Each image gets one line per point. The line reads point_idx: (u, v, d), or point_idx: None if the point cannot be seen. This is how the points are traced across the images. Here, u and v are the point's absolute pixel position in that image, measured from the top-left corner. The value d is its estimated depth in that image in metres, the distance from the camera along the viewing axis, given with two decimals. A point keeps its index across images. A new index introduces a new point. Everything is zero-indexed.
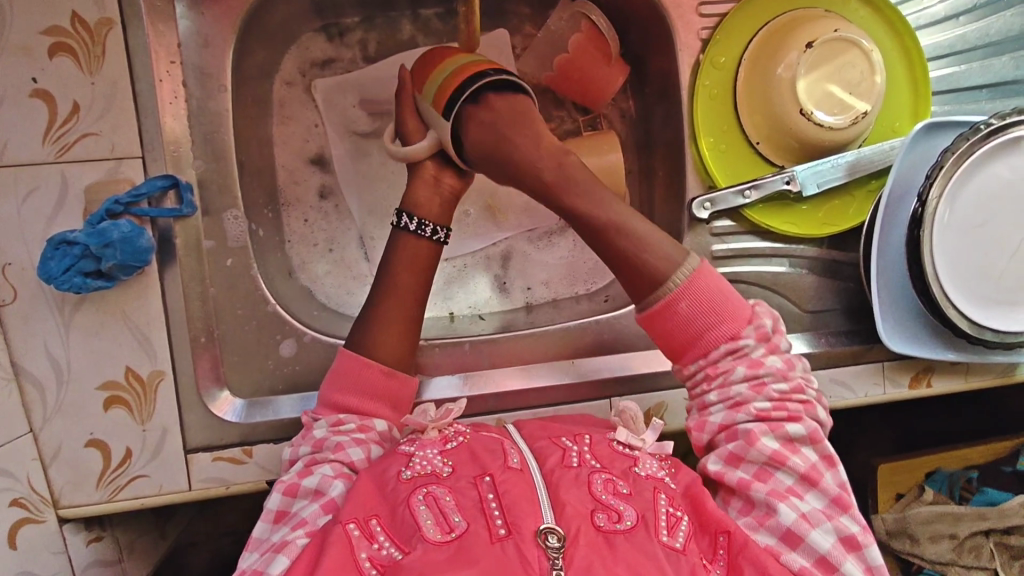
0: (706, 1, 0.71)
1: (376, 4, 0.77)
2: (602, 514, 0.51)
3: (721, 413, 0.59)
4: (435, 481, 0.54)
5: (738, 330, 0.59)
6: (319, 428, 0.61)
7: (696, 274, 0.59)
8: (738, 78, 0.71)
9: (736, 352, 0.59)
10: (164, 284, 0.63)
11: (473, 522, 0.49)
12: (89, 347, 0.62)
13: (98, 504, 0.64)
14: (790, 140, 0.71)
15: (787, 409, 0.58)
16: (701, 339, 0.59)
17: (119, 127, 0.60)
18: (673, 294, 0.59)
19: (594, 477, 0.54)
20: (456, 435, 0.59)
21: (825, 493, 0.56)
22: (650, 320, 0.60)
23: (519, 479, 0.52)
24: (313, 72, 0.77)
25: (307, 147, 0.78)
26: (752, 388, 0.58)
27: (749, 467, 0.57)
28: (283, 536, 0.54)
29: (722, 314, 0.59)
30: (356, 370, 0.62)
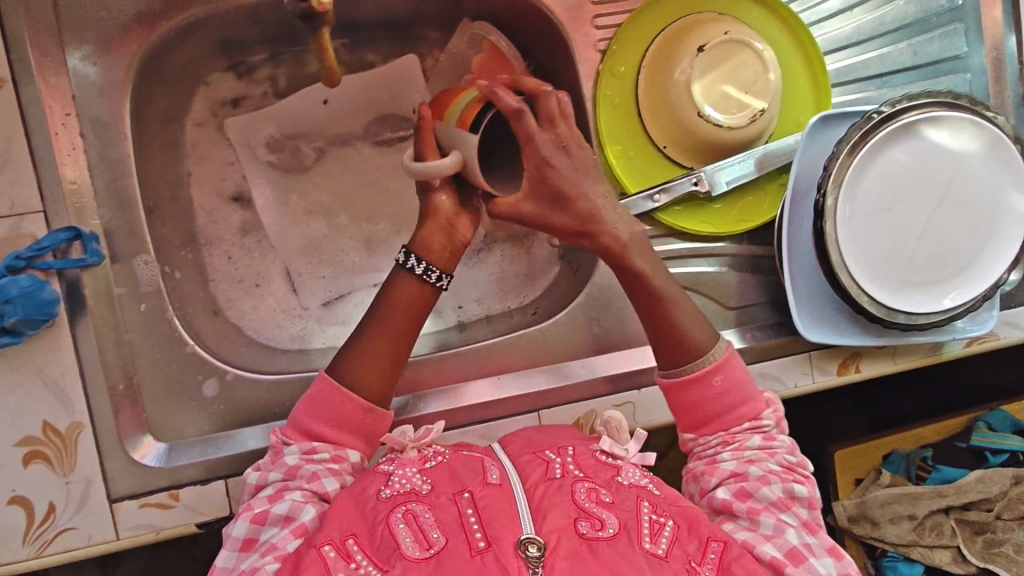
0: (600, 14, 0.72)
1: (280, 40, 0.78)
2: (584, 522, 0.52)
3: (757, 452, 0.63)
4: (414, 497, 0.55)
5: (758, 411, 0.65)
6: (290, 454, 0.60)
7: (728, 357, 0.65)
8: (638, 86, 0.73)
9: (755, 427, 0.64)
10: (75, 336, 0.62)
11: (451, 538, 0.50)
12: (3, 405, 0.62)
13: (25, 562, 0.63)
14: (694, 142, 0.72)
15: (795, 473, 0.63)
16: (730, 411, 0.64)
17: (17, 183, 0.60)
18: (710, 367, 0.65)
19: (576, 487, 0.55)
20: (435, 455, 0.61)
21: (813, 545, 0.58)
22: (677, 386, 0.65)
23: (500, 494, 0.54)
24: (223, 111, 0.78)
25: (225, 186, 0.79)
26: (762, 447, 0.63)
27: (758, 501, 0.59)
28: (254, 563, 0.54)
29: (746, 393, 0.65)
30: (334, 399, 0.62)
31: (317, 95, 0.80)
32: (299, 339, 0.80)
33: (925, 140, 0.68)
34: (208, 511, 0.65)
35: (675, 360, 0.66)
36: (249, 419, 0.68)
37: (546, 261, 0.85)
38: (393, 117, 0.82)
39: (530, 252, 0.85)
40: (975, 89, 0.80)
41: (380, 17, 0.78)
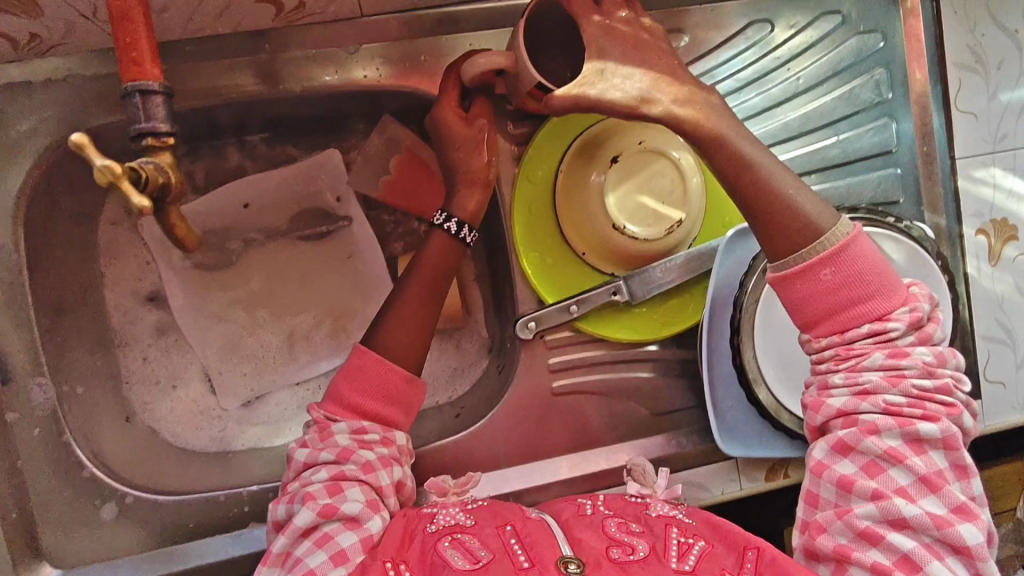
0: (517, 118, 0.71)
1: (197, 137, 0.76)
2: (616, 549, 0.55)
3: (876, 378, 0.55)
4: (460, 530, 0.57)
5: (886, 310, 0.56)
6: (341, 433, 0.59)
7: (847, 246, 0.56)
8: (555, 191, 0.71)
9: (878, 335, 0.56)
10: None
11: (497, 556, 0.54)
12: None
13: None
14: (612, 251, 0.70)
15: (924, 408, 0.55)
16: (845, 309, 0.56)
17: None
18: (837, 248, 0.57)
19: (607, 522, 0.59)
20: (475, 499, 0.64)
21: (943, 498, 0.54)
22: (787, 281, 0.58)
23: (537, 526, 0.58)
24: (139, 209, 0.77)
25: (141, 286, 0.77)
26: (885, 375, 0.55)
27: (858, 459, 0.55)
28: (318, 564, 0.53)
29: (877, 284, 0.56)
30: (375, 372, 0.61)
31: (238, 192, 0.78)
32: (217, 441, 0.78)
33: None
34: None
35: (780, 253, 0.58)
36: (152, 543, 0.67)
37: (474, 354, 0.84)
38: (315, 211, 0.81)
39: (460, 346, 0.84)
40: (906, 186, 0.80)
41: (297, 116, 0.76)
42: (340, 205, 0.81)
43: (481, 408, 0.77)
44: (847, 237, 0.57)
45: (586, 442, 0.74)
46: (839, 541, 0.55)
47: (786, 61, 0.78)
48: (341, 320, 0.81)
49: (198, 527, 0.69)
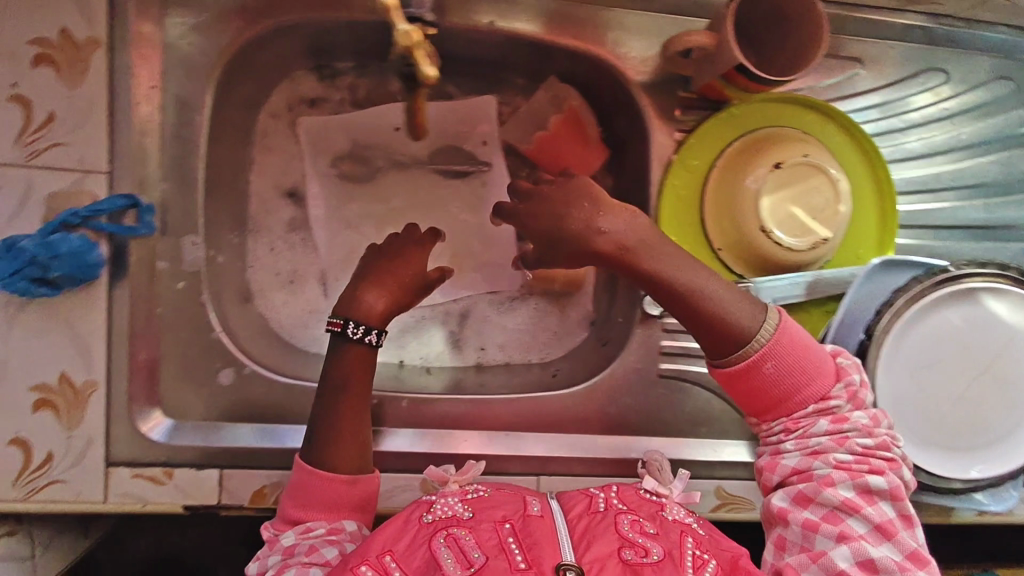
0: (687, 106, 0.73)
1: (369, 54, 0.78)
2: (628, 550, 0.53)
3: (825, 441, 0.57)
4: (456, 524, 0.56)
5: (825, 390, 0.58)
6: (287, 536, 0.58)
7: (781, 334, 0.57)
8: (707, 184, 0.72)
9: (821, 411, 0.58)
10: (110, 299, 0.64)
11: (492, 557, 0.51)
12: (30, 349, 0.64)
13: (14, 502, 0.65)
14: (749, 253, 0.71)
15: (870, 463, 0.56)
16: (791, 398, 0.58)
17: (89, 141, 0.62)
18: (765, 345, 0.57)
19: (620, 519, 0.57)
20: (476, 489, 0.62)
21: (900, 545, 0.53)
22: (732, 376, 0.59)
23: (540, 524, 0.55)
24: (300, 108, 0.79)
25: (284, 180, 0.80)
26: (833, 438, 0.57)
27: (818, 509, 0.55)
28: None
29: (813, 371, 0.58)
30: (312, 484, 0.60)
31: (393, 115, 0.80)
32: (319, 341, 0.80)
33: (983, 308, 0.67)
34: (196, 496, 0.67)
35: (723, 351, 0.58)
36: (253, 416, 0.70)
37: (574, 325, 0.85)
38: (460, 149, 0.82)
39: (562, 312, 0.85)
40: None
41: (468, 55, 0.78)
42: (484, 149, 0.82)
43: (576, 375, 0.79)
44: (776, 323, 0.59)
45: (677, 430, 0.76)
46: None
47: (954, 115, 0.79)
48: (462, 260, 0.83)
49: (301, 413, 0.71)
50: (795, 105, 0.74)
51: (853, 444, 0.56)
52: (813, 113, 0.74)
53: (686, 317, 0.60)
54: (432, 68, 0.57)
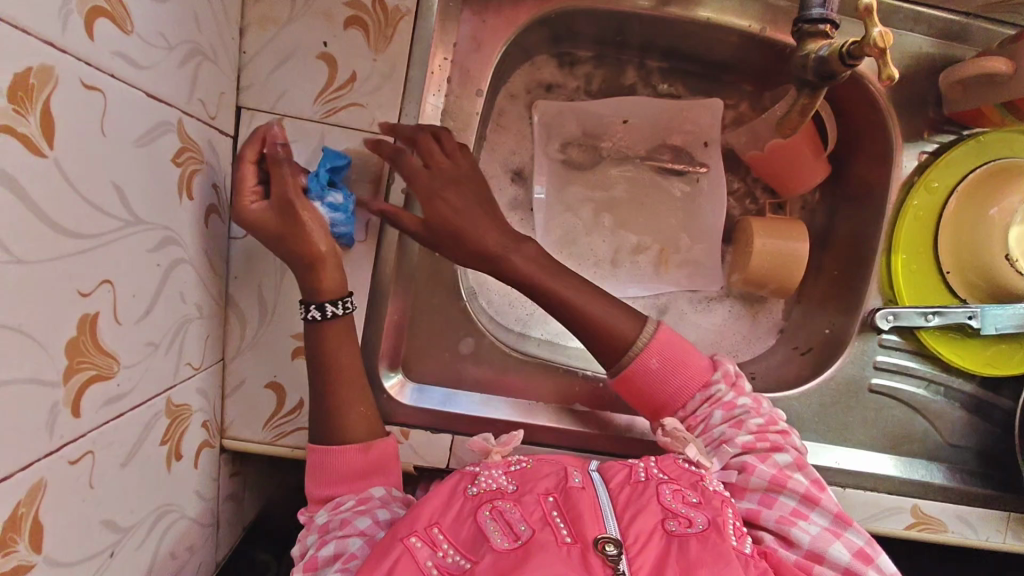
0: (936, 128, 0.74)
1: (611, 45, 0.81)
2: (672, 521, 0.52)
3: (724, 429, 0.63)
4: (501, 497, 0.55)
5: (705, 378, 0.66)
6: (320, 514, 0.58)
7: (655, 336, 0.64)
8: (946, 206, 0.74)
9: (710, 399, 0.65)
10: (379, 257, 0.66)
11: (538, 530, 0.50)
12: (297, 297, 0.65)
13: (261, 444, 0.66)
14: (982, 278, 0.73)
15: (768, 439, 0.62)
16: (681, 394, 0.65)
17: (383, 105, 0.64)
18: (644, 350, 0.64)
19: (662, 489, 0.56)
20: (520, 461, 0.61)
21: (826, 510, 0.58)
22: (624, 382, 0.65)
23: (583, 496, 0.54)
24: (536, 92, 0.82)
25: (512, 159, 0.82)
26: (731, 424, 0.63)
27: (754, 495, 0.60)
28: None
29: (692, 366, 0.65)
30: (327, 460, 0.59)
31: (624, 106, 0.82)
32: (521, 322, 0.81)
33: None
34: (428, 458, 0.67)
35: (614, 362, 0.65)
36: (483, 386, 0.72)
37: (767, 330, 0.86)
38: (678, 148, 0.84)
39: (756, 318, 0.86)
40: None
41: (705, 57, 0.81)
42: (705, 150, 0.84)
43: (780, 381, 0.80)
44: (654, 328, 0.65)
45: (878, 447, 0.77)
46: (831, 574, 0.55)
47: None
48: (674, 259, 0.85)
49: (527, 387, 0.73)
50: None
51: (749, 428, 0.62)
52: None
53: (596, 341, 0.64)
54: (895, 67, 0.50)
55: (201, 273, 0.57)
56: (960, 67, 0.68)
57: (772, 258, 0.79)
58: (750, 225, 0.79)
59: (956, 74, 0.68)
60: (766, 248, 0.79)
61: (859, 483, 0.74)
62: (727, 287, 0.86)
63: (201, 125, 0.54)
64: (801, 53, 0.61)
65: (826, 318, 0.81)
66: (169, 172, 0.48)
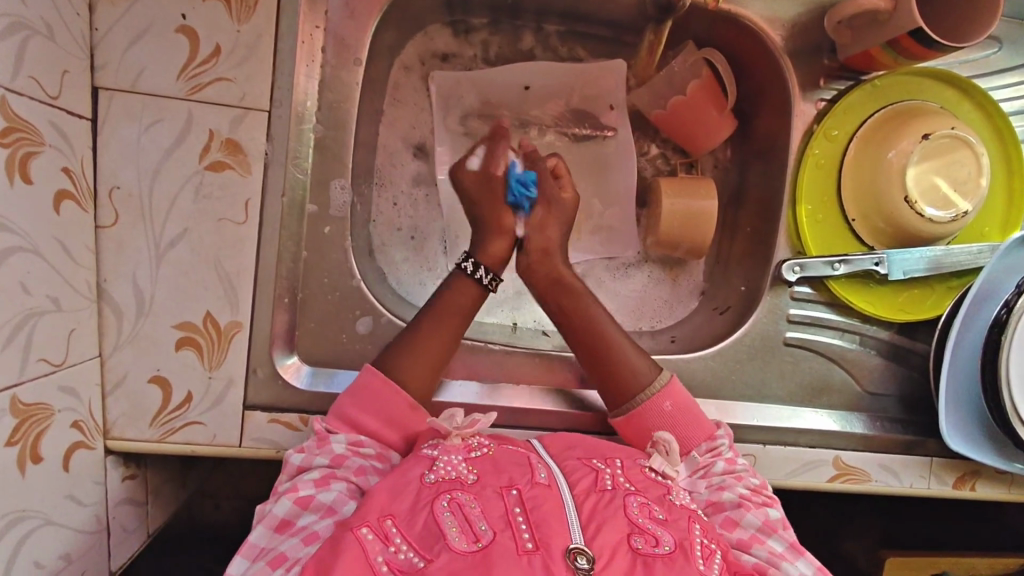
0: (832, 75, 0.73)
1: (505, 11, 0.79)
2: (638, 537, 0.50)
3: (724, 477, 0.63)
4: (460, 487, 0.53)
5: (711, 430, 0.67)
6: (338, 441, 0.60)
7: (671, 383, 0.68)
8: (847, 154, 0.73)
9: (712, 448, 0.66)
10: (261, 239, 0.63)
11: (500, 533, 0.49)
12: (174, 285, 0.62)
13: (148, 442, 0.63)
14: (886, 224, 0.73)
15: (763, 495, 0.62)
16: (685, 440, 0.66)
17: (251, 78, 0.61)
18: (656, 395, 0.67)
19: (629, 500, 0.54)
20: (479, 446, 0.59)
21: (810, 560, 0.57)
22: (630, 423, 0.67)
23: (550, 496, 0.52)
24: (431, 63, 0.80)
25: (412, 134, 0.80)
26: (731, 474, 0.63)
27: (743, 530, 0.58)
28: (289, 547, 0.52)
29: (698, 416, 0.67)
30: (381, 394, 0.62)
31: (522, 73, 0.80)
32: None
33: None
34: None
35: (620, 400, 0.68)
36: None
37: (685, 291, 0.85)
38: (582, 113, 0.82)
39: (675, 281, 0.85)
40: None
41: (602, 18, 0.79)
42: (611, 114, 0.82)
43: (699, 341, 0.79)
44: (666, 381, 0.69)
45: (798, 401, 0.76)
46: None
47: None
48: (589, 228, 0.83)
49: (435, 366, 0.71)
50: (934, 80, 0.74)
51: (746, 483, 0.62)
52: (950, 89, 0.75)
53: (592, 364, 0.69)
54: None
55: (54, 265, 0.53)
56: (841, 8, 0.67)
57: (681, 219, 0.78)
58: (659, 186, 0.78)
59: (840, 15, 0.67)
60: (673, 208, 0.78)
61: (778, 438, 0.73)
62: (644, 252, 0.85)
63: (37, 104, 0.51)
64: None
65: (741, 275, 0.80)
66: None
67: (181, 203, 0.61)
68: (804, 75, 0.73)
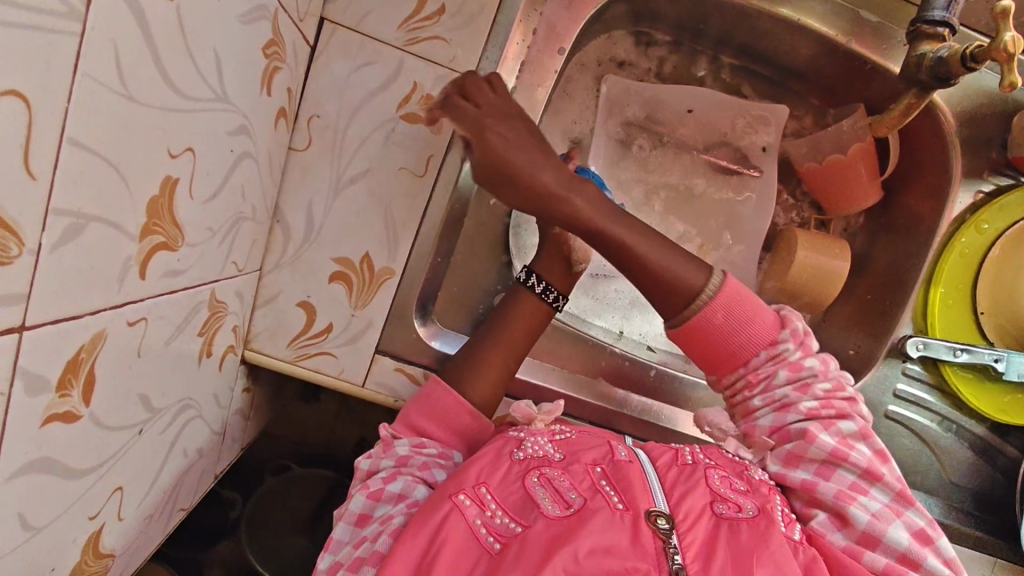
0: (996, 169, 0.75)
1: (689, 32, 0.81)
2: (721, 505, 0.53)
3: (787, 391, 0.60)
4: (548, 464, 0.55)
5: (774, 332, 0.61)
6: (401, 445, 0.62)
7: (727, 287, 0.60)
8: (993, 249, 0.75)
9: (792, 374, 0.60)
10: (433, 196, 0.65)
11: (590, 498, 0.51)
12: (344, 220, 0.64)
13: (282, 361, 0.65)
14: (1014, 325, 0.74)
15: (834, 404, 0.60)
16: (737, 353, 0.61)
17: (466, 43, 0.63)
18: (707, 304, 0.59)
19: (711, 474, 0.56)
20: (563, 431, 0.62)
21: (887, 488, 0.57)
22: (685, 333, 0.60)
23: (631, 468, 0.54)
24: (607, 65, 0.81)
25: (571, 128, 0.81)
26: (794, 387, 0.60)
27: (810, 466, 0.58)
28: (372, 532, 0.55)
29: (757, 316, 0.61)
30: (441, 401, 0.64)
31: (689, 95, 0.81)
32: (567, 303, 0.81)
33: None
34: None
35: (669, 312, 0.61)
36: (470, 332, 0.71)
37: None
38: (733, 145, 0.84)
39: None
40: None
41: (779, 61, 0.81)
42: (761, 155, 0.83)
43: None
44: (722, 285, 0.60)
45: None
46: (887, 558, 0.54)
47: None
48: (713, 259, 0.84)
49: None
50: None
51: (837, 388, 0.61)
52: None
53: (641, 280, 0.60)
54: (1019, 77, 0.57)
55: (261, 176, 0.56)
56: None
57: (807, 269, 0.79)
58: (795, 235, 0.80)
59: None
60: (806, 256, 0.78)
61: None
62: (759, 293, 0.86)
63: (290, 24, 0.53)
64: (914, 53, 0.66)
65: (852, 339, 0.81)
66: (256, 61, 0.47)
67: (370, 146, 0.64)
68: (970, 164, 0.74)
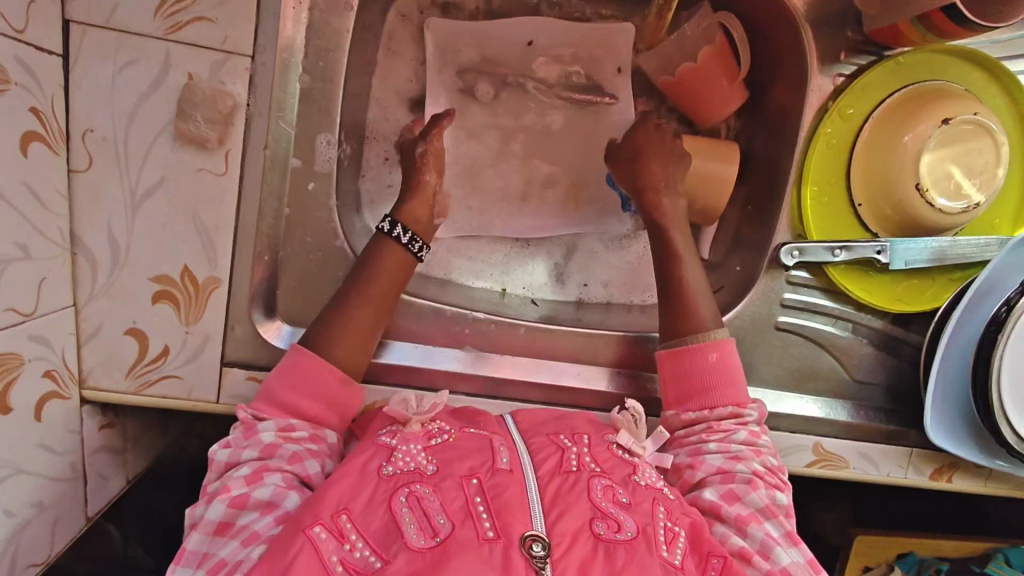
0: (852, 49, 0.69)
1: None
2: (600, 523, 0.51)
3: (743, 449, 0.63)
4: (419, 479, 0.53)
5: (744, 399, 0.66)
6: (266, 430, 0.57)
7: (727, 341, 0.66)
8: (861, 134, 0.70)
9: (738, 417, 0.65)
10: (241, 193, 0.61)
11: (458, 525, 0.48)
12: (151, 236, 0.60)
13: (124, 393, 0.62)
14: (893, 212, 0.70)
15: (776, 476, 0.63)
16: (706, 393, 0.65)
17: (234, 20, 0.58)
18: (706, 344, 0.65)
19: (594, 484, 0.54)
20: (440, 433, 0.59)
21: (804, 549, 0.57)
22: (671, 363, 0.66)
23: (510, 482, 0.52)
24: (430, 11, 0.75)
25: (407, 86, 0.76)
26: (749, 448, 0.63)
27: (742, 507, 0.59)
28: (229, 552, 0.50)
29: (732, 381, 0.65)
30: (310, 370, 0.59)
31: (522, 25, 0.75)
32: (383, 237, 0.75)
33: None
34: None
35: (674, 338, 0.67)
36: None
37: None
38: (589, 73, 0.78)
39: None
40: None
41: None
42: (617, 77, 0.78)
43: None
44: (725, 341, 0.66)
45: (784, 386, 0.75)
46: None
47: None
48: (587, 196, 0.80)
49: (419, 331, 0.71)
50: (961, 61, 0.70)
51: (763, 460, 0.63)
52: (977, 71, 0.71)
53: (668, 318, 0.68)
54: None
55: (22, 211, 0.51)
56: None
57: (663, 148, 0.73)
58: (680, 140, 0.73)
59: None
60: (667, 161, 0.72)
61: None
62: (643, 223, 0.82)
63: (3, 41, 0.48)
64: None
65: (739, 254, 0.78)
66: None
67: (158, 151, 0.58)
68: (824, 48, 0.69)
